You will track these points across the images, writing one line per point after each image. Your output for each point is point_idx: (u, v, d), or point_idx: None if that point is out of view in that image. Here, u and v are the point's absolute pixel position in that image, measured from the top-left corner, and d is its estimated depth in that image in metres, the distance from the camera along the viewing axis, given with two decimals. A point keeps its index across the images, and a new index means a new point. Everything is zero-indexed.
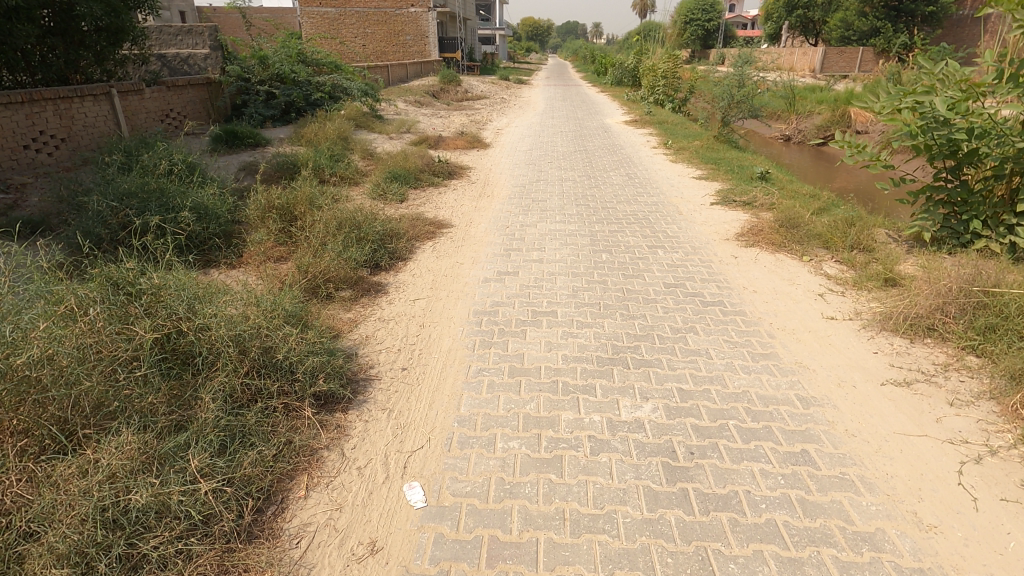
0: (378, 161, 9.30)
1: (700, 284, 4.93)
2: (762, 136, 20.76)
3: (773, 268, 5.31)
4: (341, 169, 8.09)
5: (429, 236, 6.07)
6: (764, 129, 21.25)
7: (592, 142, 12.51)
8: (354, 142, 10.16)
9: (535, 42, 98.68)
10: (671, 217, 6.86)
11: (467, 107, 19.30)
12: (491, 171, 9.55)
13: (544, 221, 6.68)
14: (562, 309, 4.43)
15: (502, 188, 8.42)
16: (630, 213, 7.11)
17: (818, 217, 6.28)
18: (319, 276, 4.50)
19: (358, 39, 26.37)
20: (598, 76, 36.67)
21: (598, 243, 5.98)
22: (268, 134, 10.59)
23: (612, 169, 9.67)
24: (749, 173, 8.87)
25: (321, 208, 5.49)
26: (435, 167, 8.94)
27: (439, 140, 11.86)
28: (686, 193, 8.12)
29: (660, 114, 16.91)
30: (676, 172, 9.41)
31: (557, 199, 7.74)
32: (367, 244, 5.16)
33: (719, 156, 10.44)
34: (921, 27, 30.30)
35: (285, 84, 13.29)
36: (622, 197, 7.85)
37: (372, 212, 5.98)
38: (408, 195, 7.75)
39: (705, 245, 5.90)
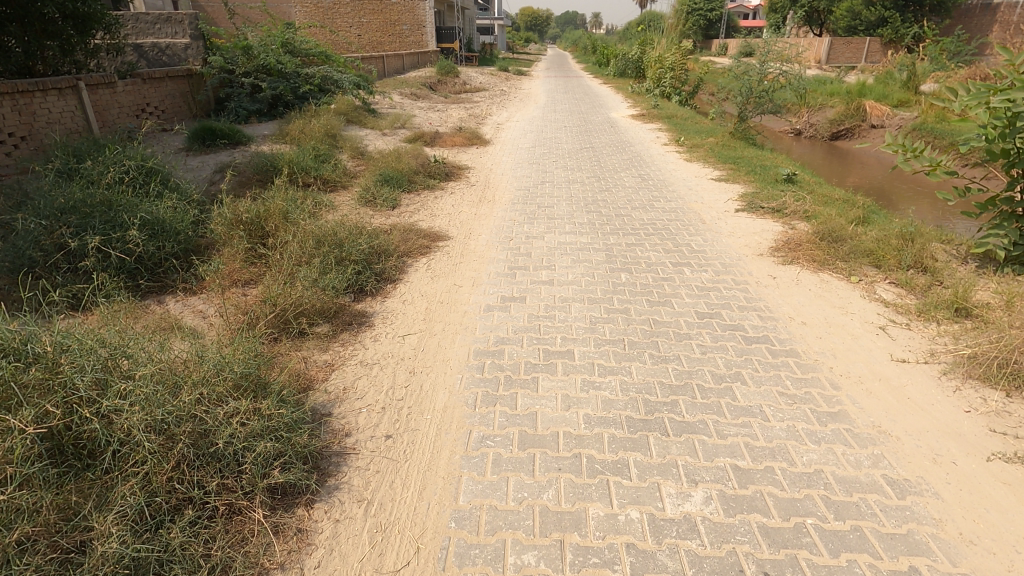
0: (369, 161, 8.54)
1: (738, 314, 4.22)
2: (771, 131, 20.02)
3: (820, 292, 4.61)
4: (327, 172, 7.36)
5: (422, 252, 5.34)
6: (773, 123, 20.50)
7: (598, 138, 11.76)
8: (343, 140, 9.39)
9: (534, 32, 97.24)
10: (694, 227, 6.16)
11: (466, 100, 18.51)
12: (491, 172, 8.81)
13: (551, 233, 5.97)
14: (579, 350, 3.72)
15: (503, 192, 7.69)
16: (647, 221, 6.41)
17: (862, 229, 5.56)
18: (290, 309, 3.78)
19: (352, 29, 25.23)
20: (599, 67, 35.74)
21: (614, 259, 5.26)
22: (251, 131, 9.83)
23: (622, 169, 8.94)
24: (773, 175, 8.12)
25: (297, 222, 4.76)
26: (431, 169, 8.19)
27: (435, 137, 11.09)
28: (706, 197, 7.40)
29: (667, 107, 16.10)
30: (692, 173, 8.67)
31: (565, 205, 7.02)
32: (350, 266, 4.44)
33: (737, 154, 9.71)
34: (931, 17, 29.32)
35: (272, 76, 12.49)
36: (637, 203, 7.15)
37: (357, 225, 5.25)
38: (401, 201, 7.02)
39: (736, 262, 5.20)
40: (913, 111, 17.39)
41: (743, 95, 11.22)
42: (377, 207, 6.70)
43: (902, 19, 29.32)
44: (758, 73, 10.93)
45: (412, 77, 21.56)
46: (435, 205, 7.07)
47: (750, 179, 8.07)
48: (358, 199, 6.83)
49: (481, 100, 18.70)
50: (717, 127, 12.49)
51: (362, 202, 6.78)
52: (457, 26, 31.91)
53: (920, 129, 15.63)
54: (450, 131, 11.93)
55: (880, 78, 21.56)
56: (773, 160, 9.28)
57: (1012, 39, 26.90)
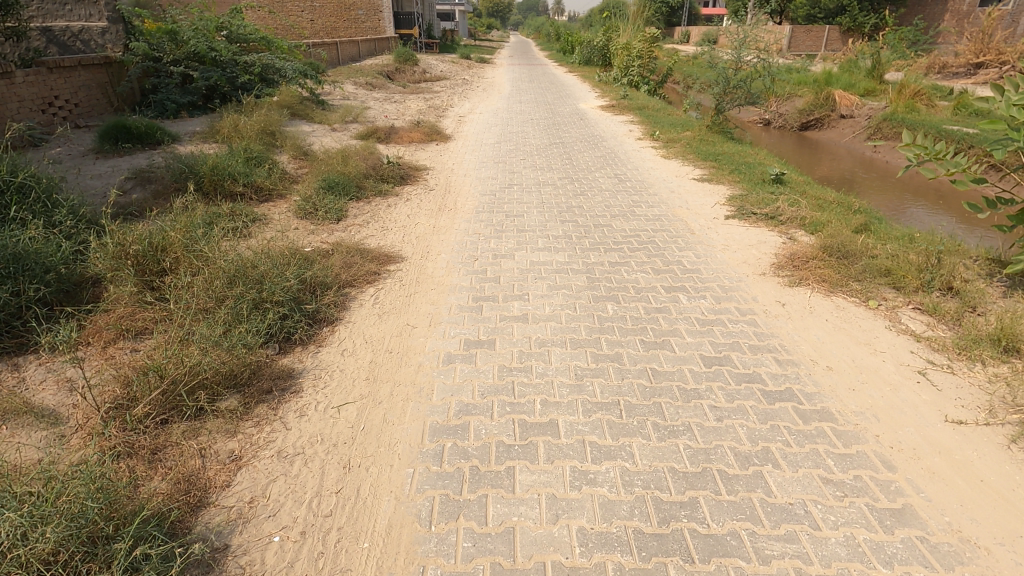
0: (313, 163, 7.53)
1: (751, 358, 3.50)
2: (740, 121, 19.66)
3: (839, 324, 3.93)
4: (260, 177, 6.34)
5: (367, 282, 4.45)
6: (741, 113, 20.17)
7: (568, 132, 10.99)
8: (284, 138, 8.32)
9: (496, 18, 95.41)
10: (682, 239, 5.46)
11: (425, 90, 17.45)
12: (453, 173, 7.92)
13: (521, 250, 5.16)
14: (564, 421, 2.92)
15: (465, 197, 6.84)
16: (630, 233, 5.66)
17: (872, 242, 4.93)
18: (182, 383, 2.85)
19: (305, 14, 23.96)
20: (563, 54, 34.79)
21: (596, 285, 4.49)
22: (176, 128, 8.66)
23: (596, 169, 8.16)
24: (759, 176, 7.48)
25: (205, 253, 3.80)
26: (383, 172, 7.23)
27: (390, 133, 10.09)
28: (691, 201, 6.72)
29: (637, 98, 15.40)
30: (672, 173, 7.95)
31: (536, 213, 6.21)
32: (271, 310, 3.52)
33: (717, 150, 9.09)
34: (887, 5, 29.45)
35: (206, 65, 11.20)
36: (615, 209, 6.41)
37: (287, 250, 4.31)
38: (348, 212, 6.10)
39: (736, 284, 4.49)
40: (882, 100, 17.15)
41: (720, 86, 10.52)
42: (318, 221, 5.75)
43: (859, 7, 29.41)
44: (736, 62, 10.31)
45: (367, 65, 20.29)
46: (388, 215, 6.16)
47: (735, 181, 7.40)
48: (296, 211, 5.86)
49: (441, 89, 17.65)
50: (691, 119, 11.82)
51: (300, 215, 5.81)
52: (415, 12, 30.50)
53: (891, 121, 15.40)
54: (407, 126, 10.94)
55: (845, 66, 21.34)
56: (756, 157, 8.64)
57: (965, 28, 27.23)
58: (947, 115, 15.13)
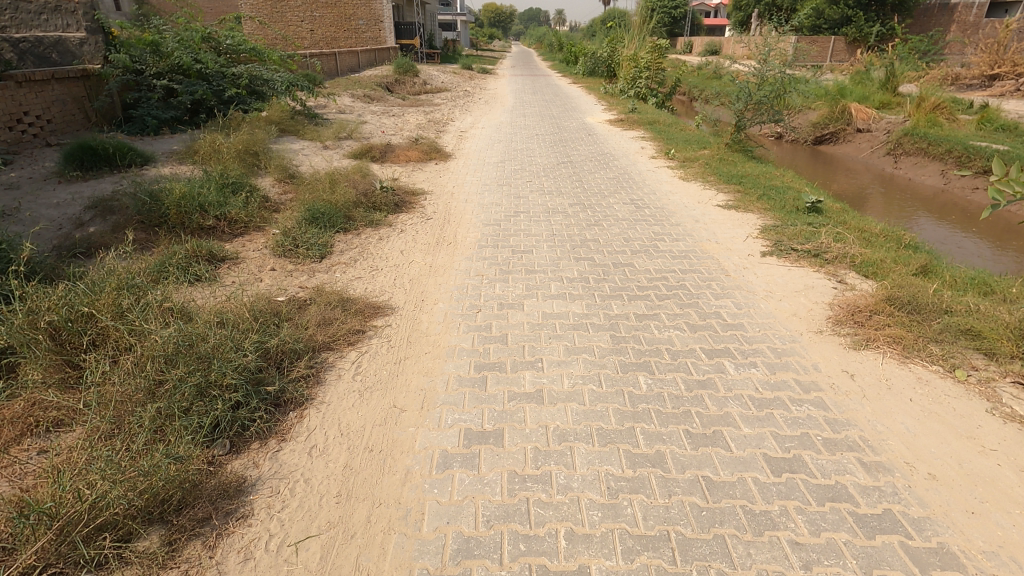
0: (299, 189, 6.82)
1: (830, 461, 2.74)
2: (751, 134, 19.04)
3: (929, 405, 3.18)
4: (235, 208, 5.62)
5: (348, 345, 3.71)
6: None
7: (576, 150, 10.31)
8: (270, 160, 7.63)
9: (497, 28, 95.27)
10: (716, 283, 4.75)
11: (425, 102, 16.82)
12: (452, 198, 7.22)
13: (531, 298, 4.43)
14: (598, 570, 2.17)
15: (466, 227, 6.13)
16: (654, 274, 4.94)
17: (946, 292, 4.20)
18: (80, 525, 2.08)
19: (305, 24, 23.39)
20: (566, 65, 34.24)
21: (621, 346, 3.76)
22: (153, 147, 7.97)
23: (609, 193, 7.45)
24: (792, 204, 6.75)
25: (145, 320, 3.06)
26: (375, 200, 6.52)
27: (386, 152, 9.40)
28: (719, 232, 6.00)
29: (646, 112, 14.73)
30: (694, 199, 7.23)
31: (546, 249, 5.49)
32: (219, 398, 2.77)
33: (740, 171, 8.39)
34: (895, 16, 28.81)
35: (191, 78, 10.54)
36: (635, 243, 5.69)
37: (251, 307, 3.58)
38: (334, 248, 5.39)
39: (790, 348, 3.75)
40: (900, 114, 16.46)
41: (740, 102, 9.81)
42: (298, 261, 5.04)
43: (866, 18, 28.74)
44: (759, 77, 9.59)
45: (365, 77, 19.67)
46: (379, 251, 5.44)
47: (765, 210, 6.68)
48: (273, 250, 5.15)
49: (441, 102, 16.99)
50: (707, 136, 11.10)
51: (277, 254, 5.10)
52: (416, 21, 29.96)
53: (912, 136, 14.70)
54: (405, 143, 10.26)
55: (858, 77, 20.66)
56: (784, 180, 7.91)
57: (975, 38, 26.56)
58: (972, 131, 14.42)
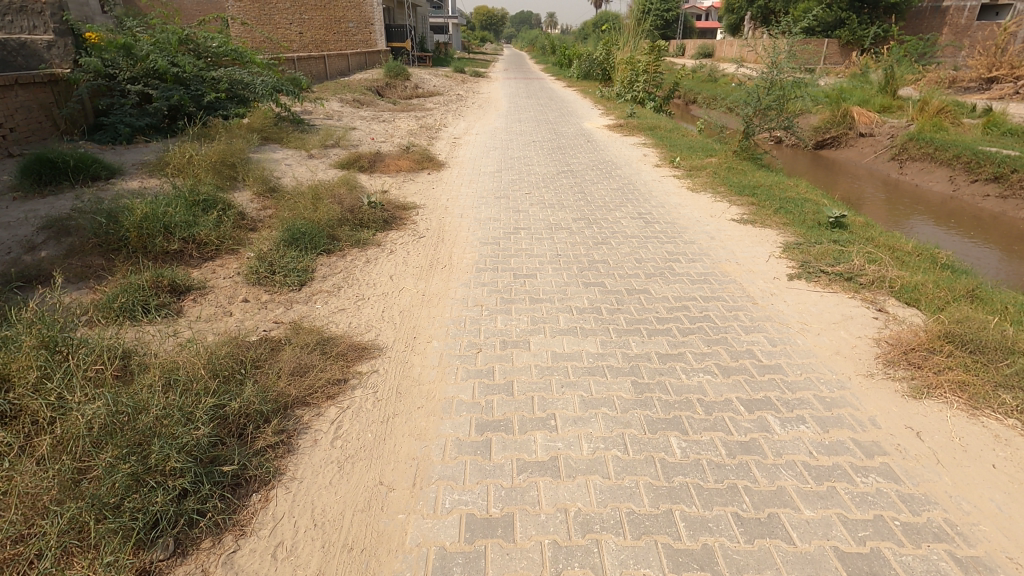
0: (279, 204, 6.27)
1: (918, 558, 2.23)
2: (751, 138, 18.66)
3: (1017, 475, 2.67)
4: (205, 228, 5.05)
5: (327, 398, 3.16)
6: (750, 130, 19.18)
7: (576, 158, 9.83)
8: (249, 172, 7.08)
9: (489, 31, 94.97)
10: (744, 312, 4.26)
11: (417, 107, 16.28)
12: (446, 213, 6.70)
13: (537, 335, 3.91)
14: None
15: (463, 246, 5.61)
16: (674, 302, 4.43)
17: (1008, 326, 3.71)
18: None
19: (294, 26, 22.77)
20: (559, 68, 33.88)
21: (644, 397, 3.23)
22: (123, 158, 7.38)
23: (615, 206, 6.96)
24: (812, 218, 6.28)
25: (68, 386, 2.48)
26: (362, 216, 5.97)
27: (375, 161, 8.85)
28: (738, 251, 5.50)
29: (645, 117, 14.27)
30: (706, 213, 6.74)
31: (550, 272, 4.98)
32: (159, 488, 2.21)
33: (751, 182, 7.92)
34: (888, 19, 28.57)
35: (167, 82, 9.95)
36: (648, 264, 5.18)
37: (210, 357, 3.01)
38: (317, 274, 4.85)
39: (840, 397, 3.24)
40: (903, 117, 16.12)
41: (748, 107, 9.36)
42: (274, 291, 4.49)
43: (860, 21, 28.48)
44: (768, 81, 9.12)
45: (355, 81, 19.12)
46: (366, 276, 4.90)
47: (785, 225, 6.20)
48: (245, 278, 4.59)
49: (433, 107, 16.46)
50: (711, 143, 10.64)
51: (249, 283, 4.54)
52: (407, 24, 29.44)
53: (918, 140, 14.36)
54: (396, 151, 9.72)
55: (857, 80, 20.33)
56: (799, 191, 7.44)
57: (969, 41, 26.33)
58: (978, 135, 14.05)
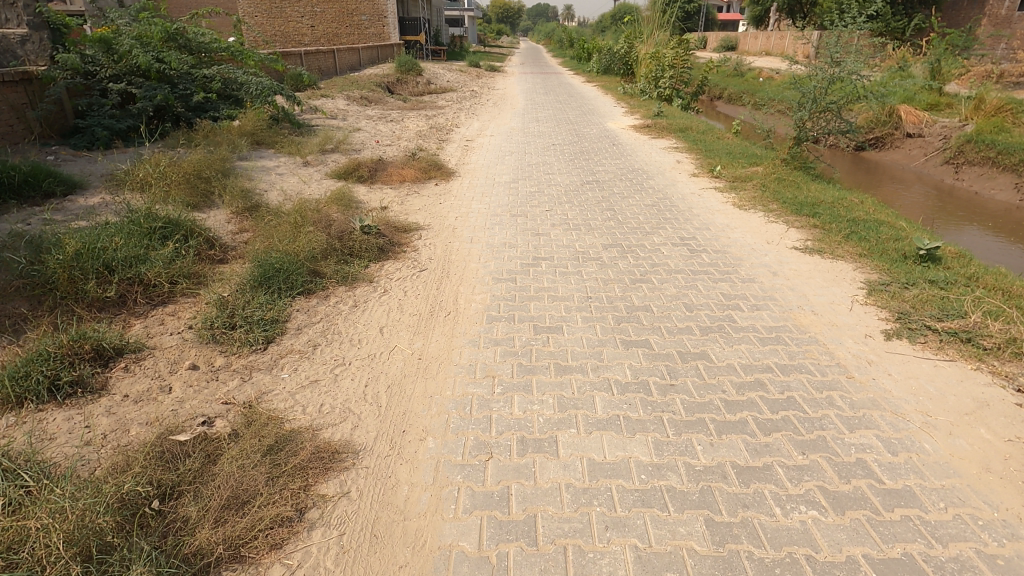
0: (260, 229, 5.35)
1: None
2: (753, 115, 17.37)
3: None
4: (157, 265, 4.12)
5: (269, 549, 2.21)
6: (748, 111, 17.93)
7: (601, 165, 8.82)
8: (228, 186, 6.15)
9: (505, 24, 93.54)
10: (838, 391, 3.23)
11: (428, 105, 15.32)
12: (454, 236, 5.74)
13: (566, 431, 2.91)
14: None
15: (472, 285, 4.64)
16: (743, 374, 3.40)
17: None
18: None
19: (305, 20, 21.83)
20: (577, 63, 32.65)
21: (727, 553, 2.22)
22: (88, 169, 6.50)
23: (651, 228, 5.96)
24: (894, 249, 5.20)
25: None
26: (353, 245, 5.03)
27: (377, 169, 7.90)
28: (811, 295, 4.45)
29: (674, 116, 13.17)
30: (761, 239, 5.71)
31: (580, 326, 3.99)
32: None
33: (807, 198, 6.85)
34: (926, 10, 26.84)
35: (153, 80, 9.07)
36: (701, 314, 4.16)
37: (95, 503, 2.09)
38: (291, 326, 3.91)
39: (1017, 559, 2.21)
40: (954, 116, 14.79)
41: (801, 109, 8.26)
42: (231, 352, 3.54)
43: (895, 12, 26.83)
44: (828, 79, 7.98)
45: (364, 76, 18.19)
46: (352, 327, 3.95)
47: (861, 257, 5.14)
48: (197, 333, 3.66)
49: (445, 104, 15.50)
50: (752, 148, 9.53)
51: (201, 340, 3.61)
52: (421, 17, 28.48)
53: (976, 142, 13.07)
54: (401, 157, 8.77)
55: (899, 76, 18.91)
56: (867, 210, 6.35)
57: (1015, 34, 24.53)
58: None
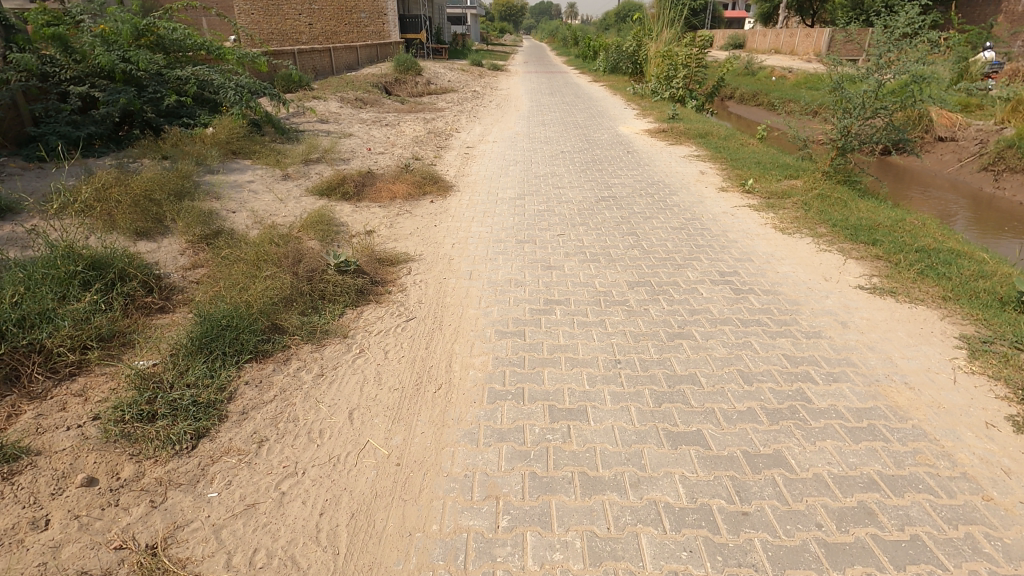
0: (215, 265, 4.43)
1: None
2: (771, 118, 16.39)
3: None
4: (65, 327, 3.20)
5: None
6: (764, 113, 16.98)
7: (616, 177, 7.90)
8: (184, 209, 5.24)
9: (507, 22, 92.24)
10: (981, 528, 2.32)
11: (428, 107, 14.41)
12: (450, 270, 4.83)
13: None
14: None
15: (471, 342, 3.73)
16: (841, 496, 2.47)
17: None
18: None
19: (303, 16, 20.90)
20: (583, 61, 31.68)
21: None
22: (25, 188, 5.60)
23: (682, 260, 5.05)
24: (986, 291, 4.25)
25: None
26: (325, 287, 4.12)
27: (365, 183, 6.96)
28: (899, 360, 3.52)
29: (691, 120, 12.22)
30: (817, 274, 4.78)
31: (609, 410, 3.06)
32: None
33: (860, 219, 5.92)
34: (945, 7, 25.81)
35: (118, 82, 8.16)
36: (764, 390, 3.22)
37: None
38: (233, 411, 2.99)
39: None
40: (989, 119, 13.78)
41: (846, 116, 7.31)
42: (144, 458, 2.63)
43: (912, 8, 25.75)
44: (876, 82, 7.01)
45: (360, 76, 17.25)
46: (312, 412, 3.03)
47: (947, 302, 4.19)
48: (102, 429, 2.74)
49: (445, 106, 14.57)
50: (783, 158, 8.60)
51: (107, 439, 2.69)
52: (422, 14, 27.55)
53: (1019, 148, 12.06)
54: (394, 168, 7.85)
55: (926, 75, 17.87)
56: (934, 236, 5.42)
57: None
58: None
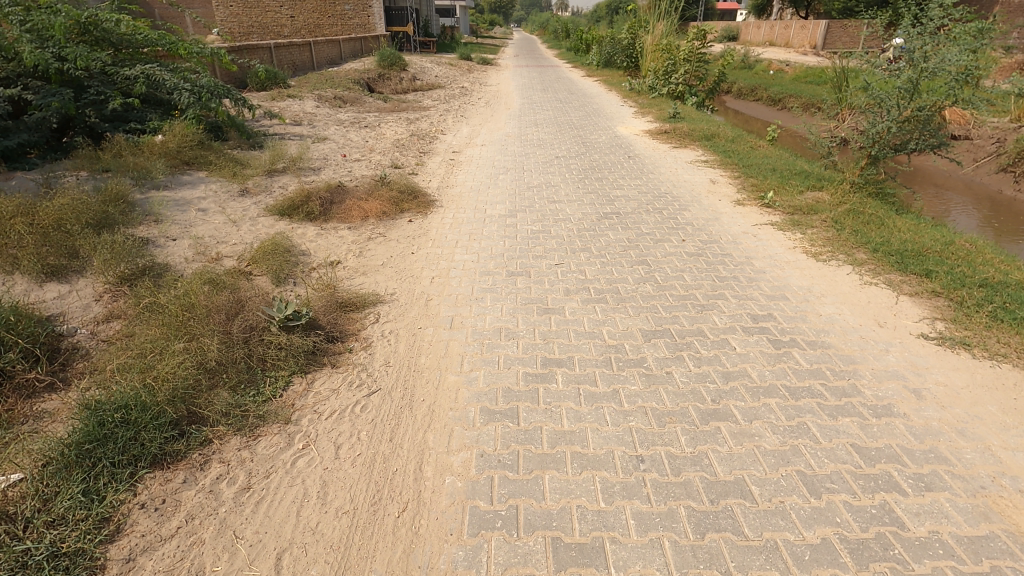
0: (132, 319, 3.55)
1: None
2: (775, 114, 15.59)
3: None
4: None
5: None
6: (768, 110, 16.19)
7: (619, 187, 7.08)
8: (105, 239, 4.33)
9: (498, 14, 90.87)
10: None
11: (413, 106, 13.50)
12: (427, 316, 3.99)
13: None
14: None
15: (449, 429, 2.89)
16: None
17: None
18: None
19: (283, 9, 20.06)
20: (576, 54, 30.77)
21: None
22: None
23: (706, 298, 4.24)
24: None
25: None
26: (266, 352, 3.26)
27: (333, 200, 6.09)
28: (1001, 453, 2.72)
29: (694, 119, 11.42)
30: (868, 317, 3.99)
31: (635, 547, 2.23)
32: None
33: (902, 241, 5.15)
34: None
35: (54, 83, 7.18)
36: (840, 507, 2.41)
37: None
38: (113, 559, 2.15)
39: None
40: (1006, 116, 13.07)
41: (877, 119, 6.51)
42: None
43: None
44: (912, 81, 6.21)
45: (342, 71, 16.29)
46: (225, 560, 2.18)
47: None
48: None
49: (431, 105, 13.63)
50: (800, 165, 7.83)
51: None
52: (409, 6, 26.52)
53: None
54: (370, 180, 6.97)
55: None
56: (994, 264, 4.65)
57: None
58: None
